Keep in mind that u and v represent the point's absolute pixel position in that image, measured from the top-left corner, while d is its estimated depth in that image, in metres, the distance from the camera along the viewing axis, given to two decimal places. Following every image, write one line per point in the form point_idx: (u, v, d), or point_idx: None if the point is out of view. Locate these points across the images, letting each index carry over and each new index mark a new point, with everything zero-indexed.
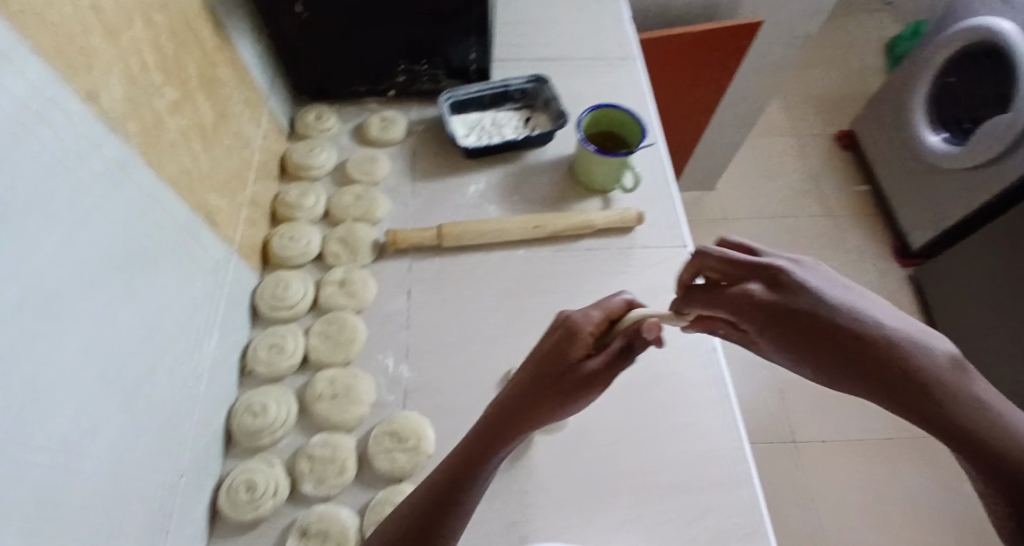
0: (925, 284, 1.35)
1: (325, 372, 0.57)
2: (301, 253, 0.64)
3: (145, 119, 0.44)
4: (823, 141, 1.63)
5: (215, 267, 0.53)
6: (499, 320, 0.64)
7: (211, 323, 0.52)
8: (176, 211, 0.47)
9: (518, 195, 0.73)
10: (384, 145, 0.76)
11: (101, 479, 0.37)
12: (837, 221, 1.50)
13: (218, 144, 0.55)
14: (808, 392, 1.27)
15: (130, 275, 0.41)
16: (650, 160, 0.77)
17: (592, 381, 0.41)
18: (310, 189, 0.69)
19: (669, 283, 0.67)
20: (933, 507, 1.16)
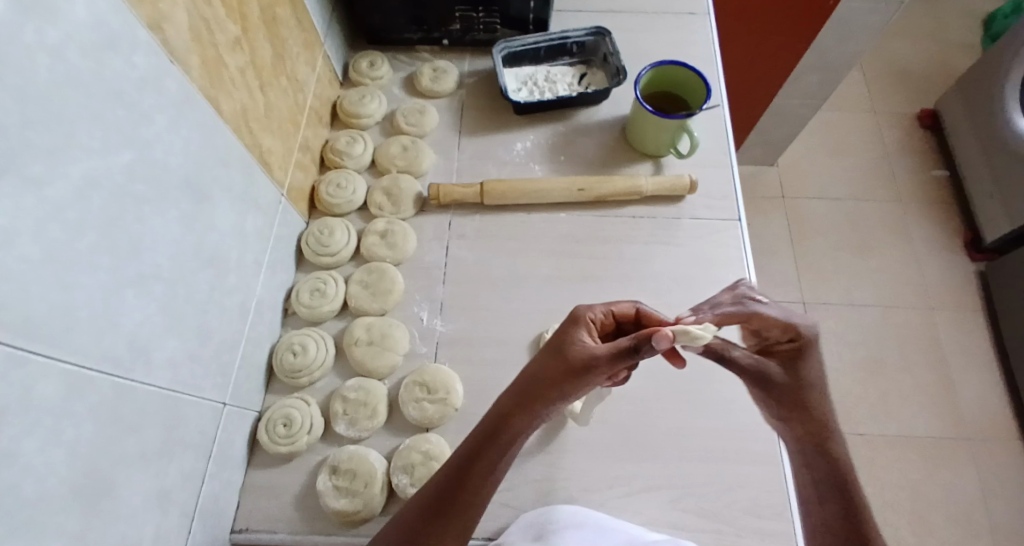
0: (997, 280, 1.26)
1: (363, 319, 0.58)
2: (347, 201, 0.64)
3: (206, 54, 0.44)
4: (902, 118, 1.51)
5: (265, 208, 0.54)
6: (537, 282, 0.63)
7: (259, 263, 0.54)
8: (232, 150, 0.48)
9: (566, 156, 0.71)
10: (435, 97, 0.75)
11: (151, 400, 0.40)
12: (906, 206, 1.41)
13: (274, 86, 0.55)
14: (853, 381, 1.23)
15: (186, 209, 0.42)
16: (708, 125, 0.73)
17: (592, 366, 0.43)
18: (360, 137, 0.69)
19: (715, 258, 0.65)
20: (971, 511, 1.12)
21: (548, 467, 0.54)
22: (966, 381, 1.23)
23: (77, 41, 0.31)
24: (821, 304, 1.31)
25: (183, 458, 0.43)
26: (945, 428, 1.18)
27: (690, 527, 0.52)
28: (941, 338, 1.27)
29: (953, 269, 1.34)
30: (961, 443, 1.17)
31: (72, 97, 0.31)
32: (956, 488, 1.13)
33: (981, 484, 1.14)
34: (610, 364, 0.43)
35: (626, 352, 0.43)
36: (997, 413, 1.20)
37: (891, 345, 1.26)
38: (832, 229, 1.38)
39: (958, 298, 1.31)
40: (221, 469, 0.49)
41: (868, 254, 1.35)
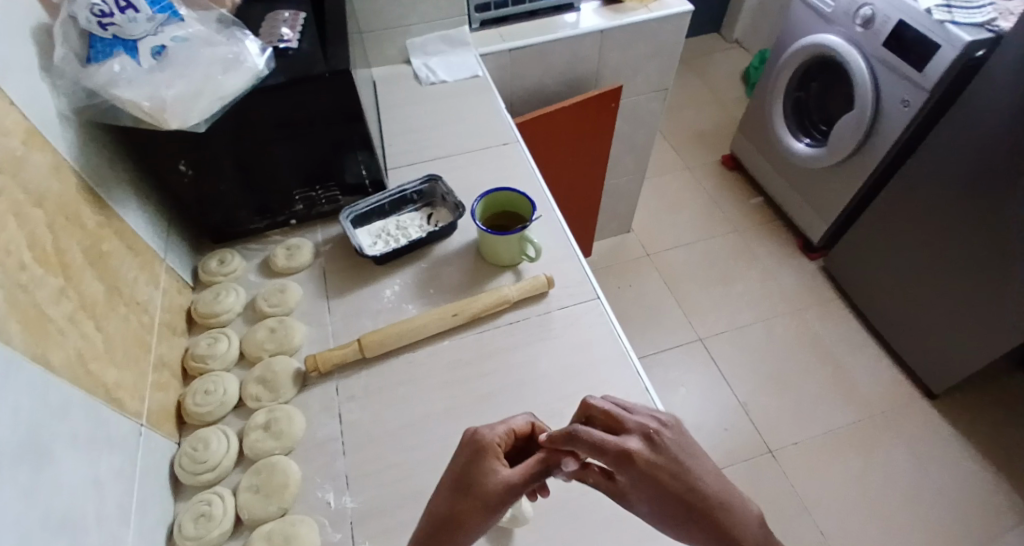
0: (839, 271, 1.45)
1: (260, 528, 0.55)
2: (218, 406, 0.62)
3: (26, 315, 0.43)
4: (713, 165, 1.76)
5: (124, 447, 0.51)
6: (437, 420, 0.63)
7: (127, 509, 0.49)
8: (73, 400, 0.45)
9: (432, 289, 0.75)
10: (293, 273, 0.76)
11: None
12: (746, 234, 1.60)
13: (112, 318, 0.54)
14: (768, 397, 1.31)
15: (27, 484, 0.39)
16: (548, 228, 0.80)
17: (507, 495, 0.45)
18: (221, 336, 0.68)
19: (593, 338, 0.70)
20: (910, 479, 1.19)
21: None
22: (852, 364, 1.36)
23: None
24: (716, 337, 1.41)
25: None
26: (856, 412, 1.28)
27: None
28: (819, 334, 1.41)
29: (803, 273, 1.51)
30: (874, 421, 1.27)
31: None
32: (888, 462, 1.21)
33: (908, 451, 1.22)
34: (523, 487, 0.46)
35: (536, 475, 0.46)
36: (889, 383, 1.32)
37: (783, 355, 1.37)
38: (698, 271, 1.53)
39: (816, 296, 1.47)
40: None
41: (733, 282, 1.50)
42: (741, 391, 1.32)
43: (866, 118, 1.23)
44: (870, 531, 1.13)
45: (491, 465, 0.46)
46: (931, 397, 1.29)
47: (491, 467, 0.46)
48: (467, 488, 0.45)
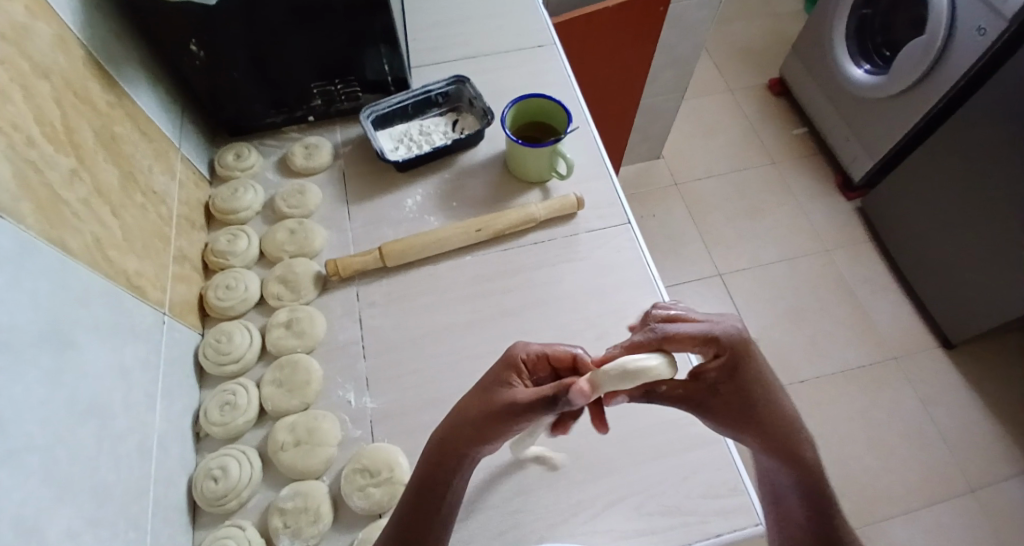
0: (875, 211, 1.39)
1: (284, 420, 0.56)
2: (239, 302, 0.62)
3: (39, 196, 0.41)
4: (756, 90, 1.65)
5: (147, 334, 0.51)
6: (456, 332, 0.63)
7: (152, 395, 0.50)
8: (93, 286, 0.44)
9: (456, 201, 0.71)
10: (312, 173, 0.73)
11: None
12: (782, 166, 1.52)
13: (128, 206, 0.52)
14: (782, 333, 1.30)
15: (48, 364, 0.38)
16: (581, 143, 0.75)
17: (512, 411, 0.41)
18: (240, 232, 0.67)
19: (620, 262, 0.67)
20: (918, 422, 1.19)
21: (513, 511, 0.54)
22: (875, 307, 1.33)
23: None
24: (737, 271, 1.38)
25: None
26: (872, 354, 1.27)
27: (658, 529, 0.53)
28: (845, 274, 1.37)
29: (837, 211, 1.45)
30: (889, 364, 1.26)
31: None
32: (898, 404, 1.21)
33: (918, 396, 1.22)
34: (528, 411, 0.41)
35: (546, 401, 0.41)
36: (910, 329, 1.30)
37: (805, 293, 1.35)
38: (726, 202, 1.47)
39: (848, 235, 1.42)
40: None
41: (762, 215, 1.45)
42: (756, 325, 1.31)
43: (936, 44, 1.12)
44: (868, 467, 1.15)
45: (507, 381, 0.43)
46: (947, 348, 1.27)
47: (508, 381, 0.43)
48: (483, 395, 0.43)
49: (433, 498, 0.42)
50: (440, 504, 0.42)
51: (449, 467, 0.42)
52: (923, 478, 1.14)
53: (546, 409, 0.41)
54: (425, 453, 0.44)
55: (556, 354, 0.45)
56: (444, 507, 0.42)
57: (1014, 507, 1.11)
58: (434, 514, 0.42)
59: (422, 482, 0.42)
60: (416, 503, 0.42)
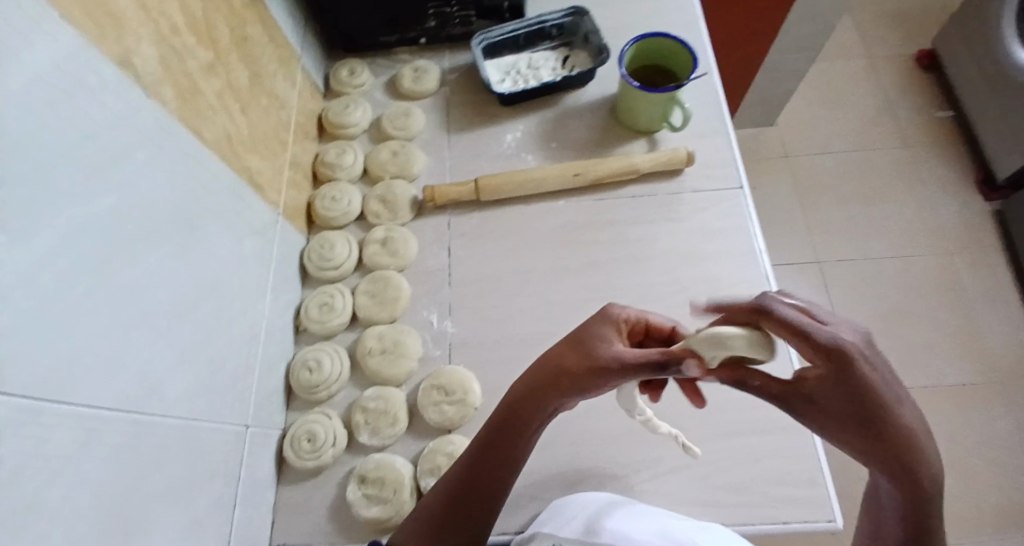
0: (1015, 215, 1.24)
1: (373, 328, 0.59)
2: (343, 214, 0.65)
3: (180, 83, 0.43)
4: (900, 62, 1.48)
5: (263, 229, 0.55)
6: (541, 274, 0.63)
7: (264, 284, 0.54)
8: (221, 175, 0.48)
9: (558, 141, 0.70)
10: (419, 97, 0.74)
11: (170, 434, 0.39)
12: (913, 151, 1.38)
13: (254, 107, 0.55)
14: (876, 332, 1.21)
15: (181, 239, 0.42)
16: (698, 94, 0.71)
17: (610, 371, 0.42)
18: (349, 148, 0.69)
19: (722, 227, 0.64)
20: (1015, 451, 1.09)
21: (575, 452, 0.55)
22: (992, 320, 1.20)
23: (48, 82, 0.30)
24: (837, 260, 1.28)
25: (212, 484, 0.43)
26: (976, 370, 1.16)
27: (720, 502, 0.52)
28: (963, 280, 1.24)
29: (968, 210, 1.31)
30: (994, 384, 1.14)
31: (47, 135, 0.30)
32: (996, 429, 1.11)
33: (1022, 425, 1.11)
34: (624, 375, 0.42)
35: (651, 366, 0.41)
36: None
37: (911, 292, 1.24)
38: (840, 184, 1.36)
39: (975, 238, 1.28)
40: (251, 493, 0.49)
41: (878, 203, 1.33)
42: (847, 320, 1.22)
43: None
44: (944, 486, 1.07)
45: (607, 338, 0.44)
46: None
47: (608, 337, 0.44)
48: (580, 347, 0.44)
49: (506, 446, 0.43)
50: (509, 453, 0.43)
51: (530, 414, 0.44)
52: (1006, 511, 1.05)
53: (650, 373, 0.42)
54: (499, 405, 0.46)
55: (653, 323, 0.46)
56: (512, 458, 0.44)
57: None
58: (503, 464, 0.43)
59: (497, 429, 0.44)
60: (483, 450, 0.44)
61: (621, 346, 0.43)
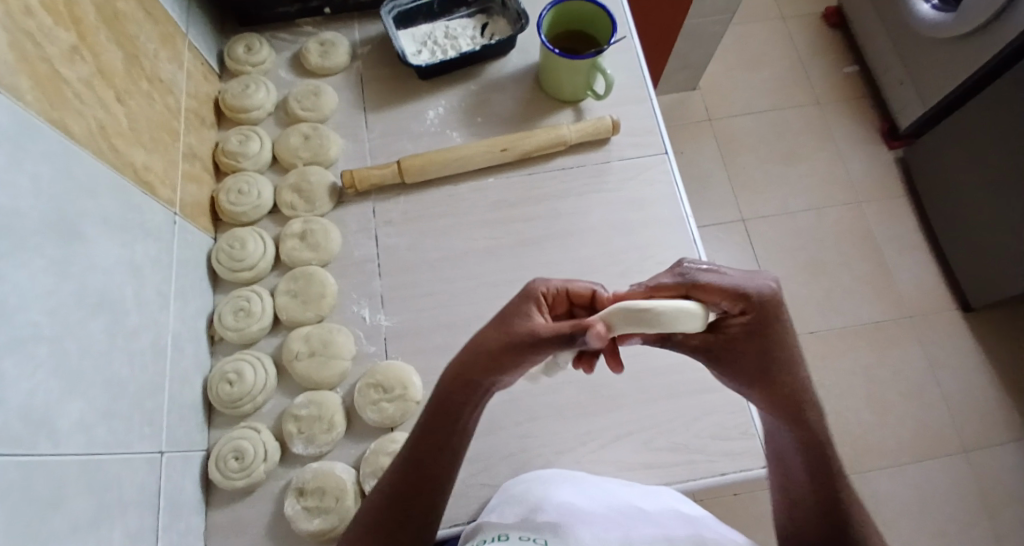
0: (914, 164, 1.32)
1: (299, 330, 0.55)
2: (253, 208, 0.60)
3: (38, 71, 0.37)
4: (809, 20, 1.53)
5: (158, 232, 0.49)
6: (473, 257, 0.60)
7: (166, 293, 0.49)
8: (99, 174, 0.42)
9: (481, 115, 0.67)
10: (328, 74, 0.69)
11: (68, 474, 0.35)
12: (825, 107, 1.44)
13: (134, 94, 0.49)
14: (800, 283, 1.26)
15: (58, 252, 0.37)
16: (621, 58, 0.70)
17: (534, 345, 0.41)
18: (253, 134, 0.63)
19: (653, 193, 0.63)
20: (925, 381, 1.18)
21: (521, 435, 0.54)
22: (901, 262, 1.28)
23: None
24: (761, 217, 1.33)
25: (126, 520, 0.39)
26: (889, 311, 1.24)
27: (666, 465, 0.53)
28: (873, 227, 1.32)
29: (876, 161, 1.38)
30: (905, 322, 1.23)
31: None
32: (909, 362, 1.19)
33: (927, 356, 1.20)
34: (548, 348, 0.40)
35: (563, 339, 0.40)
36: (933, 289, 1.26)
37: (828, 242, 1.30)
38: (761, 143, 1.40)
39: (882, 187, 1.36)
40: (174, 521, 0.45)
41: (797, 159, 1.38)
42: (772, 274, 1.27)
43: None
44: (864, 420, 1.15)
45: (528, 313, 0.42)
46: (965, 310, 1.23)
47: (529, 312, 0.42)
48: (504, 325, 0.42)
49: (443, 429, 0.42)
50: (446, 437, 0.42)
51: (464, 398, 0.42)
52: (919, 437, 1.14)
53: (562, 344, 0.40)
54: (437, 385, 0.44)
55: (579, 292, 0.44)
56: (450, 444, 0.42)
57: (1005, 470, 1.11)
58: (440, 450, 0.42)
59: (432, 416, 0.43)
60: (422, 438, 0.42)
61: (541, 320, 0.42)
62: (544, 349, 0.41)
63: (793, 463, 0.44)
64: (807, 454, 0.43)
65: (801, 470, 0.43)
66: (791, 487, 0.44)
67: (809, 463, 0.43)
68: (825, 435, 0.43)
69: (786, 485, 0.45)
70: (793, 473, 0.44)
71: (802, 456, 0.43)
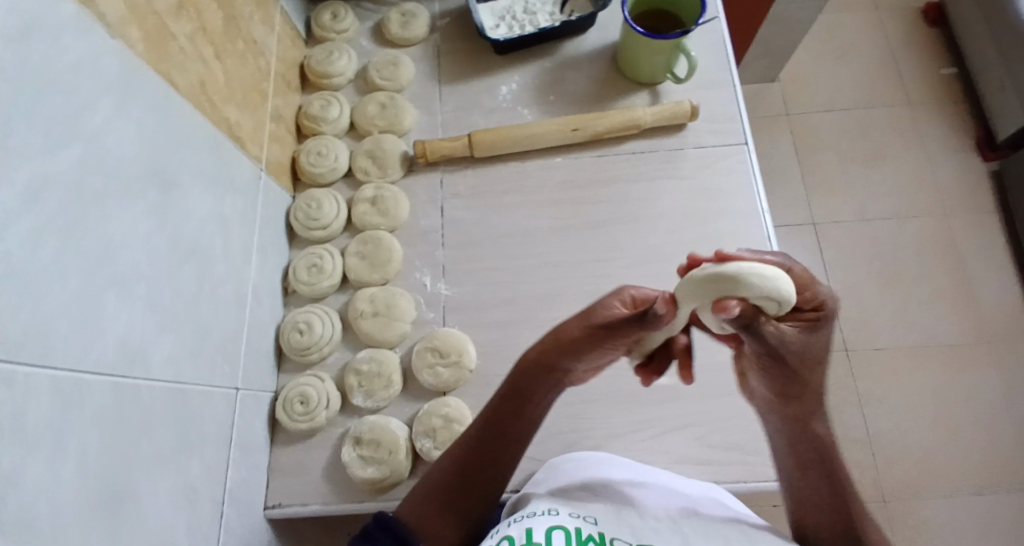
0: (1011, 177, 1.22)
1: (365, 290, 0.57)
2: (329, 171, 0.62)
3: (148, 24, 0.40)
4: (907, 15, 1.43)
5: (244, 186, 0.52)
6: (536, 234, 0.61)
7: (249, 245, 0.52)
8: (195, 126, 0.45)
9: (555, 94, 0.67)
10: (407, 45, 0.70)
11: (154, 401, 0.38)
12: (916, 109, 1.35)
13: (230, 53, 0.52)
14: (870, 294, 1.20)
15: (157, 196, 0.40)
16: (704, 43, 0.68)
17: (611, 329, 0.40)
18: (334, 100, 0.66)
19: (725, 185, 0.61)
20: (1001, 409, 1.10)
21: (569, 415, 0.55)
22: (986, 281, 1.20)
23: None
24: (834, 221, 1.27)
25: (201, 448, 0.42)
26: (967, 331, 1.16)
27: (716, 460, 0.52)
28: (957, 242, 1.23)
29: (968, 171, 1.29)
30: (984, 345, 1.15)
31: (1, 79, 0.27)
32: (983, 388, 1.12)
33: (1005, 384, 1.12)
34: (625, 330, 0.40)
35: (637, 321, 0.39)
36: (1019, 313, 1.17)
37: (906, 253, 1.23)
38: (841, 144, 1.33)
39: (973, 199, 1.27)
40: (244, 456, 0.48)
41: (879, 162, 1.31)
42: (839, 281, 1.22)
43: None
44: (927, 443, 1.09)
45: (609, 300, 0.42)
46: None
47: (609, 300, 0.42)
48: (584, 316, 0.43)
49: (513, 418, 0.44)
50: (521, 414, 0.44)
51: (539, 388, 0.44)
52: (986, 468, 1.07)
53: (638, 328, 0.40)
54: (510, 373, 0.45)
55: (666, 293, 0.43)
56: (519, 432, 0.45)
57: None
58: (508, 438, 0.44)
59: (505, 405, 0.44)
60: (499, 412, 0.44)
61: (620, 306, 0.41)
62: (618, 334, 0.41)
63: (801, 480, 0.45)
64: (810, 470, 0.44)
65: (819, 485, 0.44)
66: (814, 505, 0.44)
67: (823, 475, 0.44)
68: (835, 448, 0.44)
69: (806, 505, 0.45)
70: (806, 489, 0.45)
71: (819, 469, 0.44)
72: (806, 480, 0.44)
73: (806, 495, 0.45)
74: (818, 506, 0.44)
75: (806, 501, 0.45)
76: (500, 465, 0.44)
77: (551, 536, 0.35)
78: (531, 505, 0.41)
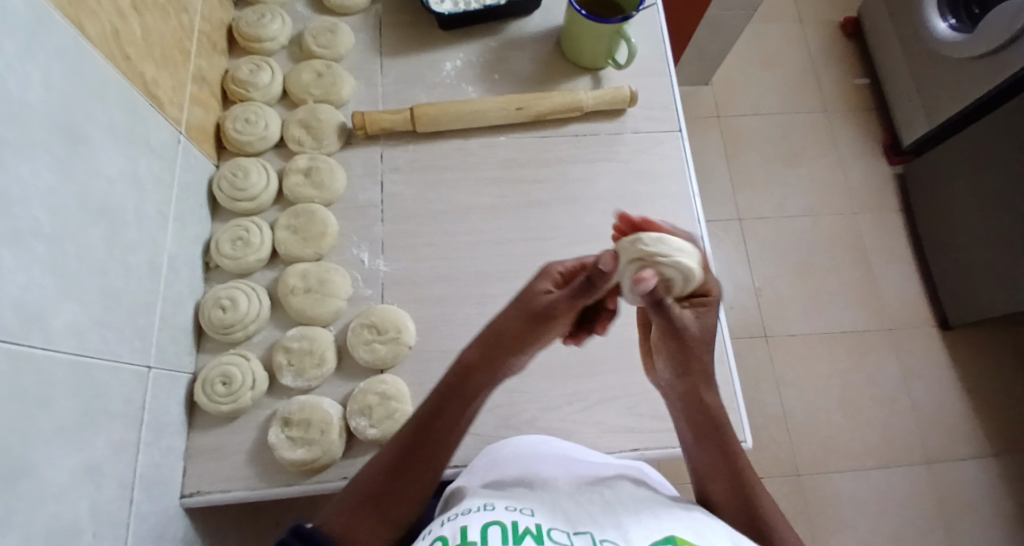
0: (911, 179, 1.33)
1: (296, 265, 0.55)
2: (259, 139, 0.59)
3: None
4: (827, 26, 1.53)
5: (162, 149, 0.48)
6: (476, 211, 0.60)
7: (166, 213, 0.48)
8: (109, 79, 0.41)
9: (499, 73, 0.66)
10: (346, 14, 0.67)
11: (56, 377, 0.34)
12: (831, 115, 1.44)
13: (150, 5, 0.48)
14: (787, 284, 1.28)
15: (64, 151, 0.36)
16: (645, 33, 0.69)
17: (552, 311, 0.42)
18: (264, 65, 0.62)
19: (661, 169, 0.63)
20: (897, 390, 1.21)
21: (508, 391, 0.54)
22: (888, 274, 1.30)
23: None
24: (757, 217, 1.34)
25: (111, 429, 0.39)
26: (871, 320, 1.26)
27: (648, 430, 0.53)
28: (864, 237, 1.33)
29: (876, 174, 1.39)
30: (885, 332, 1.25)
31: None
32: (883, 371, 1.22)
33: (901, 368, 1.22)
34: (568, 306, 0.42)
35: (582, 290, 0.42)
36: (914, 303, 1.28)
37: (820, 247, 1.32)
38: (765, 144, 1.40)
39: (878, 198, 1.37)
40: (158, 437, 0.45)
41: (799, 162, 1.39)
42: (761, 274, 1.29)
43: None
44: (834, 422, 1.17)
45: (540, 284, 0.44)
46: (943, 327, 1.26)
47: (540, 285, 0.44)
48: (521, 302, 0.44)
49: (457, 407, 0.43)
50: (463, 407, 0.44)
51: (484, 377, 0.44)
52: (884, 444, 1.17)
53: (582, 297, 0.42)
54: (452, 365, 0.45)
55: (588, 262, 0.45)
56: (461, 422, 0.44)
57: (961, 483, 1.15)
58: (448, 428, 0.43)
59: (446, 395, 0.43)
60: (439, 406, 0.43)
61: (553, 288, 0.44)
62: (564, 308, 0.42)
63: (700, 453, 0.44)
64: (705, 441, 0.44)
65: (711, 453, 0.44)
66: (709, 474, 0.44)
67: (715, 442, 0.44)
68: (723, 416, 0.44)
69: (704, 479, 0.44)
70: (707, 462, 0.44)
71: (713, 439, 0.44)
72: (700, 450, 0.45)
73: (701, 465, 0.44)
74: (715, 476, 0.43)
75: (706, 475, 0.44)
76: (440, 456, 0.43)
77: (487, 532, 0.33)
78: (468, 502, 0.40)
